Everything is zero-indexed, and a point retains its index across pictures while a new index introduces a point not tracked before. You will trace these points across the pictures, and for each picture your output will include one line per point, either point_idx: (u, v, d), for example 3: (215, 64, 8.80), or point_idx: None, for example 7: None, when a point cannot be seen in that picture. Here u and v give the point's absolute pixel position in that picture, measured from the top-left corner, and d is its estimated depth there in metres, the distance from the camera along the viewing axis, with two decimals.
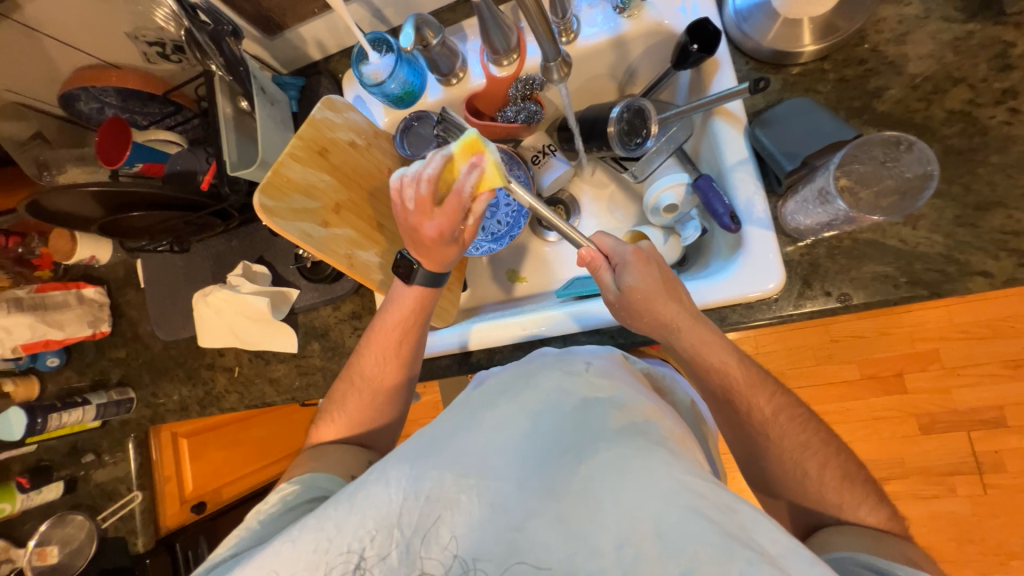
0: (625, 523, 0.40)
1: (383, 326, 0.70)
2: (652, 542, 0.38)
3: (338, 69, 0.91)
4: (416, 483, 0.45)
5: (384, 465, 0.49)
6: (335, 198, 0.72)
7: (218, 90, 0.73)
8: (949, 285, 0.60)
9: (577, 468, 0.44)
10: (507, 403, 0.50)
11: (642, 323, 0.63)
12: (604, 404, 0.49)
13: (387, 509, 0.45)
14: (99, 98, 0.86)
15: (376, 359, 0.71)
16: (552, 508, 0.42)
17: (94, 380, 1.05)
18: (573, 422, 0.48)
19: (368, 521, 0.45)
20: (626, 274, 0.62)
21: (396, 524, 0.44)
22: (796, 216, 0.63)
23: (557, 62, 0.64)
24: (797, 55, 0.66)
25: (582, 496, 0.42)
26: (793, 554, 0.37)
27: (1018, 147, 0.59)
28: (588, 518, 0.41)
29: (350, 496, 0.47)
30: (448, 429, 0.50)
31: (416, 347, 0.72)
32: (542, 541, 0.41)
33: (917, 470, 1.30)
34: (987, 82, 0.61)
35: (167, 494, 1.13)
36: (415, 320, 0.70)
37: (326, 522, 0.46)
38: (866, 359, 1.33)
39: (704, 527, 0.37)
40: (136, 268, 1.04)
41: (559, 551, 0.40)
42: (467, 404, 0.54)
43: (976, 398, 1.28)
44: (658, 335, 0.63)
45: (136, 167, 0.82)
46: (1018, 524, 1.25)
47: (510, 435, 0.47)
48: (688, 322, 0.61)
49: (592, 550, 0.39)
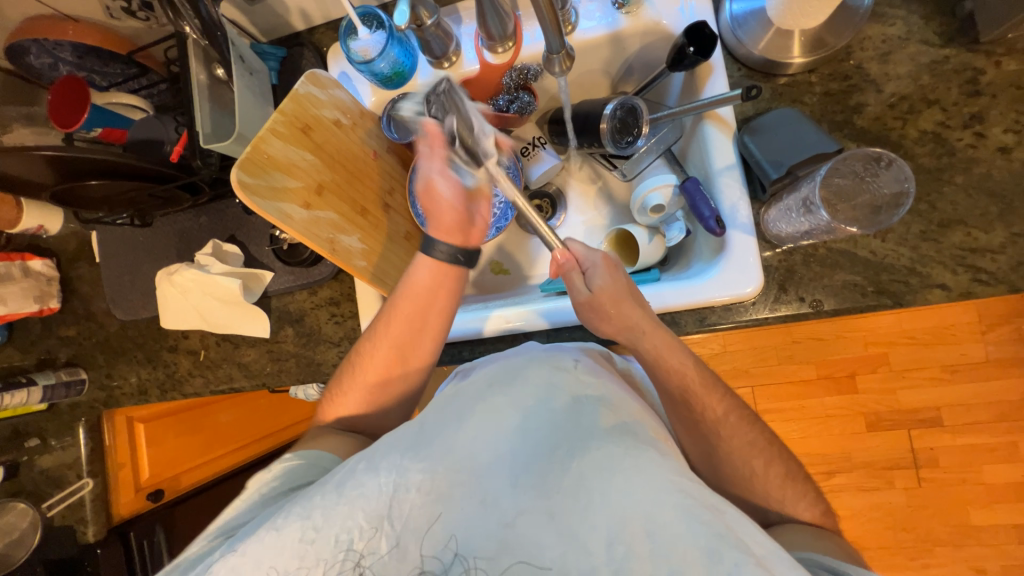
0: (615, 521, 0.41)
1: (402, 309, 0.67)
2: (642, 540, 0.40)
3: (322, 42, 0.86)
4: (405, 476, 0.46)
5: (373, 456, 0.49)
6: (317, 178, 0.69)
7: (192, 55, 0.69)
8: (911, 295, 0.63)
9: (567, 467, 0.46)
10: (496, 397, 0.51)
11: (607, 327, 0.64)
12: (593, 402, 0.50)
13: (377, 500, 0.46)
14: (52, 52, 0.78)
15: (391, 343, 0.68)
16: (543, 505, 0.44)
17: (40, 359, 0.97)
18: (560, 419, 0.49)
19: (357, 513, 0.46)
20: (592, 278, 0.63)
21: (386, 517, 0.45)
22: (778, 224, 0.66)
23: (560, 55, 0.63)
24: (786, 65, 0.67)
25: (573, 494, 0.44)
26: (775, 557, 0.40)
27: (980, 169, 0.63)
28: (580, 516, 0.43)
29: (338, 486, 0.48)
30: (439, 421, 0.51)
31: (431, 331, 0.68)
32: (536, 537, 0.42)
33: (863, 464, 1.40)
34: (958, 106, 0.64)
35: (121, 481, 1.07)
36: (440, 305, 0.68)
37: (313, 512, 0.47)
38: (824, 360, 1.41)
39: (694, 530, 0.40)
40: (90, 241, 0.97)
41: (552, 550, 0.41)
42: (454, 398, 0.54)
43: (918, 399, 1.38)
44: (622, 339, 0.64)
45: (94, 132, 0.76)
46: (946, 514, 1.37)
47: (502, 432, 0.48)
48: (651, 326, 0.62)
49: (582, 547, 0.41)
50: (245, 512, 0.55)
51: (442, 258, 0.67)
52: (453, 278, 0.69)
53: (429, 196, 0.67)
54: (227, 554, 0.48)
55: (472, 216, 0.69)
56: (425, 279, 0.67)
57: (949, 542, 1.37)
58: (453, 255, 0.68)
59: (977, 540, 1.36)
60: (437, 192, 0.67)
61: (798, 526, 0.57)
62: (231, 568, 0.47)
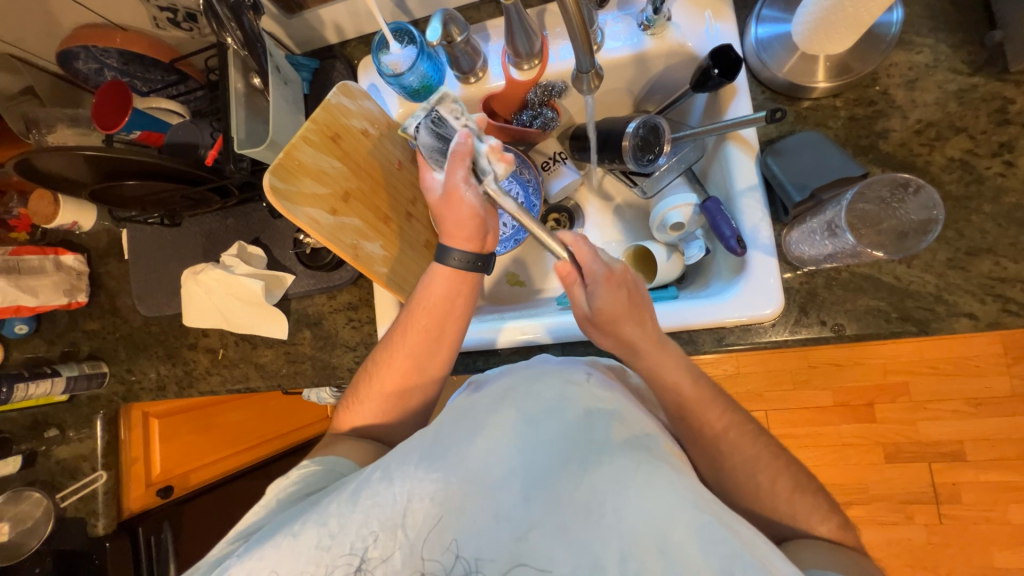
0: (626, 536, 0.41)
1: (419, 317, 0.68)
2: (655, 556, 0.40)
3: (354, 55, 0.89)
4: (420, 485, 0.47)
5: (387, 464, 0.50)
6: (344, 185, 0.70)
7: (232, 64, 0.72)
8: (937, 323, 0.62)
9: (578, 481, 0.45)
10: (509, 409, 0.50)
11: (609, 333, 0.62)
12: (605, 415, 0.50)
13: (390, 510, 0.47)
14: (99, 58, 0.82)
15: (408, 350, 0.68)
16: (555, 518, 0.44)
17: (64, 351, 1.00)
18: (572, 432, 0.48)
19: (372, 521, 0.47)
20: (593, 295, 0.60)
21: (400, 525, 0.46)
22: (800, 245, 0.66)
23: (589, 74, 0.65)
24: (810, 89, 0.68)
25: (584, 508, 0.44)
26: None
27: (1009, 198, 0.62)
28: (591, 528, 0.43)
29: (353, 495, 0.48)
30: (450, 431, 0.50)
31: (445, 340, 0.69)
32: (547, 549, 0.43)
33: (881, 497, 1.35)
34: (986, 134, 0.64)
35: (134, 474, 1.08)
36: (457, 312, 0.69)
37: (329, 518, 0.48)
38: (842, 387, 1.38)
39: (706, 549, 0.40)
40: (120, 238, 1.00)
41: (563, 563, 0.42)
42: (467, 407, 0.53)
43: (940, 431, 1.34)
44: (628, 345, 0.61)
45: (133, 135, 0.79)
46: (969, 554, 1.31)
47: (514, 444, 0.48)
48: (649, 345, 0.61)
49: (595, 562, 0.41)
50: (264, 516, 0.57)
51: (457, 265, 0.68)
52: (470, 284, 0.69)
53: (450, 203, 0.66)
54: (241, 558, 0.49)
55: (487, 224, 0.68)
56: (441, 289, 0.68)
57: None
58: (469, 261, 0.69)
59: None
60: (459, 200, 0.65)
61: (818, 542, 0.55)
62: (246, 571, 0.48)
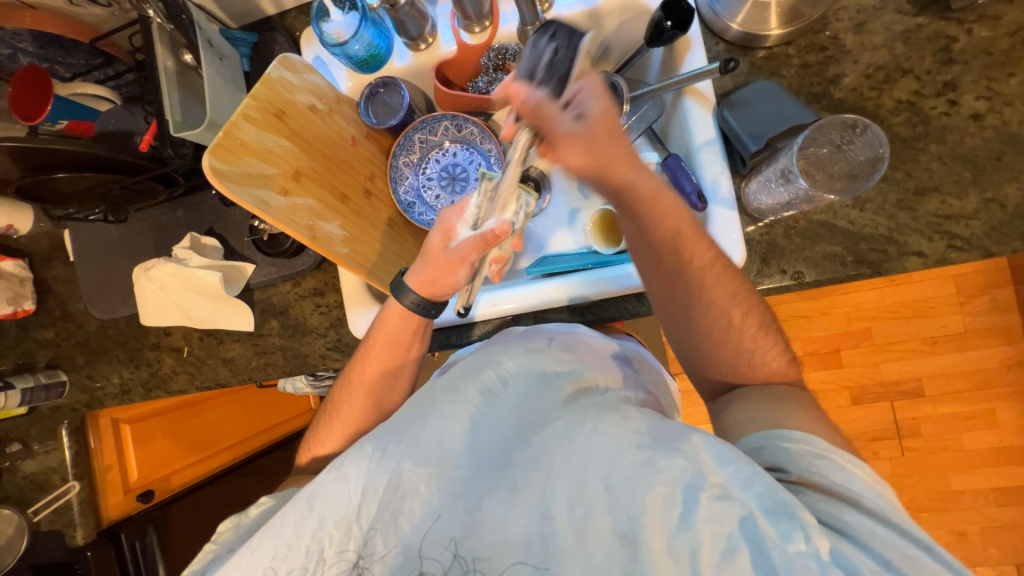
0: (575, 485, 0.43)
1: (375, 352, 0.67)
2: (601, 497, 0.42)
3: (295, 27, 0.84)
4: (373, 476, 0.46)
5: (339, 460, 0.48)
6: (294, 163, 0.67)
7: (156, 40, 0.66)
8: (889, 264, 0.64)
9: (529, 441, 0.48)
10: (463, 385, 0.51)
11: (587, 161, 0.56)
12: (561, 378, 0.52)
13: (346, 507, 0.46)
14: (11, 43, 0.75)
15: (367, 386, 0.67)
16: (505, 482, 0.46)
17: (18, 363, 0.95)
18: (526, 400, 0.51)
19: (326, 521, 0.46)
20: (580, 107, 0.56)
21: (354, 520, 0.46)
22: (758, 196, 0.66)
23: (534, 27, 0.72)
24: (763, 38, 0.67)
25: (534, 466, 0.46)
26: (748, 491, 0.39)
27: (953, 137, 0.64)
28: (540, 484, 0.45)
29: (306, 500, 0.47)
30: (410, 413, 0.50)
31: (401, 374, 0.68)
32: (499, 514, 0.44)
33: (850, 437, 1.43)
34: (931, 74, 0.65)
35: (110, 481, 1.06)
36: (405, 350, 0.67)
37: (284, 529, 0.46)
38: (809, 337, 1.44)
39: (650, 478, 0.41)
40: (63, 239, 0.94)
41: (516, 525, 0.43)
42: (425, 389, 0.53)
43: (901, 370, 1.41)
44: (617, 184, 0.56)
45: (59, 125, 0.74)
46: (928, 481, 1.41)
47: (473, 419, 0.49)
48: (649, 184, 0.57)
49: (544, 514, 0.43)
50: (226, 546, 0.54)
51: (410, 307, 0.64)
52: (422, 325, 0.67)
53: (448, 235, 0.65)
54: None
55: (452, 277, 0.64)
56: (395, 326, 0.66)
57: (931, 508, 1.41)
58: (419, 304, 0.64)
59: (960, 505, 1.40)
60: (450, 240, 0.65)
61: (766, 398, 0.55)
62: None
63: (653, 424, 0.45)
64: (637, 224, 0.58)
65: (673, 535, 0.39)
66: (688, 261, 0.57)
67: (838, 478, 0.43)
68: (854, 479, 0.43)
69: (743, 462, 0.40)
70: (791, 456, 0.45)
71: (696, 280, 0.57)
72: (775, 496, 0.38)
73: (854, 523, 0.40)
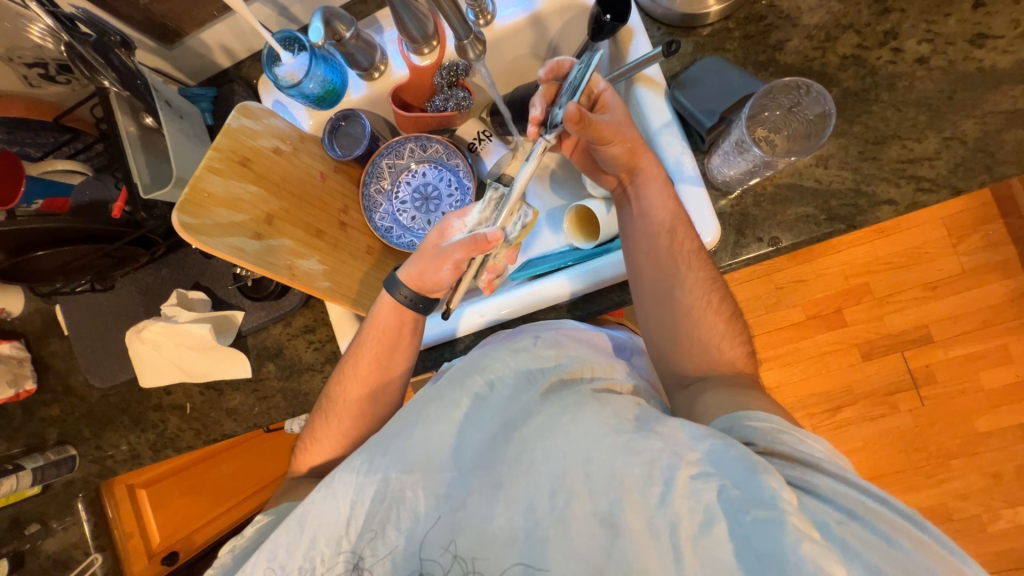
0: (557, 474, 0.43)
1: (370, 346, 0.67)
2: (582, 484, 0.42)
3: (252, 75, 0.86)
4: (361, 490, 0.48)
5: (329, 478, 0.50)
6: (265, 208, 0.67)
7: (115, 107, 0.68)
8: (862, 217, 0.64)
9: (511, 438, 0.47)
10: (448, 392, 0.52)
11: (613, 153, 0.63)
12: (545, 373, 0.52)
13: (336, 523, 0.48)
14: None
15: (361, 380, 0.67)
16: (489, 480, 0.45)
17: (28, 444, 0.95)
18: (508, 399, 0.50)
19: (318, 541, 0.48)
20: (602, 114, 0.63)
21: (344, 535, 0.48)
22: (721, 169, 0.67)
23: (470, 40, 0.69)
24: (703, 16, 0.68)
25: (517, 460, 0.45)
26: (722, 459, 0.40)
27: (903, 84, 0.65)
28: (523, 476, 0.44)
29: (298, 520, 0.49)
30: (397, 425, 0.51)
31: (397, 370, 0.68)
32: (483, 511, 0.44)
33: (866, 394, 1.42)
34: (870, 26, 0.66)
35: (133, 548, 1.11)
36: (402, 343, 0.68)
37: (277, 550, 0.48)
38: (809, 300, 1.43)
39: (629, 461, 0.42)
40: (55, 315, 0.95)
41: (499, 519, 0.43)
42: (409, 402, 0.54)
43: (906, 320, 1.40)
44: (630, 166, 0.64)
45: (35, 204, 0.75)
46: (953, 427, 1.39)
47: (459, 424, 0.50)
48: (659, 175, 0.64)
49: (529, 507, 0.43)
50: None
51: (404, 300, 0.66)
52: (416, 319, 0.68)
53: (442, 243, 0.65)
54: None
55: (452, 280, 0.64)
56: (387, 317, 0.67)
57: (961, 453, 1.38)
58: (413, 301, 0.66)
59: (990, 446, 1.38)
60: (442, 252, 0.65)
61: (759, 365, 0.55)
62: None
63: (631, 409, 0.46)
64: (640, 201, 0.64)
65: (652, 512, 0.40)
66: (679, 245, 0.61)
67: (801, 448, 0.43)
68: (815, 447, 0.43)
69: (717, 437, 0.42)
70: (757, 431, 0.45)
71: (683, 263, 0.60)
72: (751, 462, 0.39)
73: (819, 485, 0.40)
